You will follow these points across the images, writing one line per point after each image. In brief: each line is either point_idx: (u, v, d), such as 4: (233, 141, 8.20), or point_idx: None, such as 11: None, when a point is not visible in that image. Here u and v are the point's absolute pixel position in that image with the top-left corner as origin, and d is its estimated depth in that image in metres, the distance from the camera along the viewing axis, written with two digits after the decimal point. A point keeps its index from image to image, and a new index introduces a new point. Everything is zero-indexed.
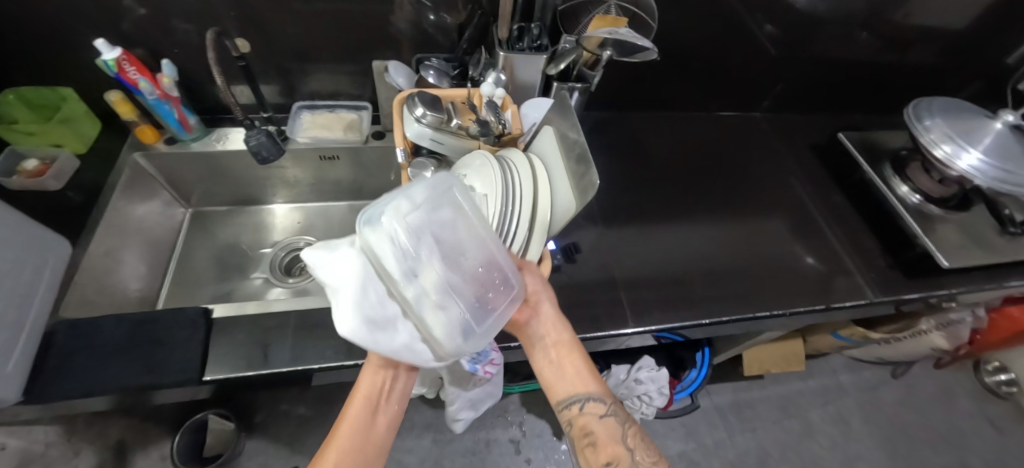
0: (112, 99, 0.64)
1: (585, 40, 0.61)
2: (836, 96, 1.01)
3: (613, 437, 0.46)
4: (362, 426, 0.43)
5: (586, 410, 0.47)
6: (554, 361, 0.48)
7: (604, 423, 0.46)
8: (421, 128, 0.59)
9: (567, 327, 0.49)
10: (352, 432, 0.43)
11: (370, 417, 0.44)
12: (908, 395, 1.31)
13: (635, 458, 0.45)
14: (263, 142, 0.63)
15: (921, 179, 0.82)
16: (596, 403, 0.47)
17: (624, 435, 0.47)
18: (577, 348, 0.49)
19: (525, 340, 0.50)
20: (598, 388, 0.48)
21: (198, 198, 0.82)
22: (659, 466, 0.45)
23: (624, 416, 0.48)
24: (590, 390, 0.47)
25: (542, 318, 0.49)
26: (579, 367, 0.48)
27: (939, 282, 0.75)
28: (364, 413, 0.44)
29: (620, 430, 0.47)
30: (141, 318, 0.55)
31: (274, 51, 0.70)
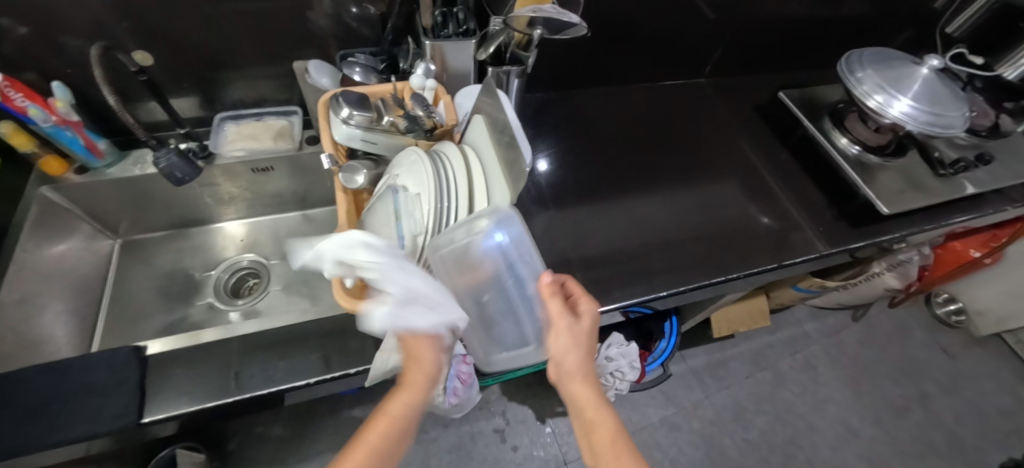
0: (3, 131, 0.59)
1: (512, 21, 0.58)
2: (776, 54, 1.02)
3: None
4: (387, 454, 0.39)
5: None
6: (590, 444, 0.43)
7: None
8: (350, 130, 0.55)
9: (598, 406, 0.43)
10: (372, 458, 0.38)
11: (395, 447, 0.40)
12: (868, 335, 1.39)
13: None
14: (174, 162, 0.59)
15: (858, 130, 0.84)
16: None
17: None
18: (613, 430, 0.42)
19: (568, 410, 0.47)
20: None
21: (127, 227, 0.77)
22: None
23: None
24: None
25: (576, 393, 0.44)
26: (607, 448, 0.41)
27: (881, 228, 0.78)
28: (391, 439, 0.40)
29: None
30: (67, 366, 0.51)
31: (182, 61, 0.64)
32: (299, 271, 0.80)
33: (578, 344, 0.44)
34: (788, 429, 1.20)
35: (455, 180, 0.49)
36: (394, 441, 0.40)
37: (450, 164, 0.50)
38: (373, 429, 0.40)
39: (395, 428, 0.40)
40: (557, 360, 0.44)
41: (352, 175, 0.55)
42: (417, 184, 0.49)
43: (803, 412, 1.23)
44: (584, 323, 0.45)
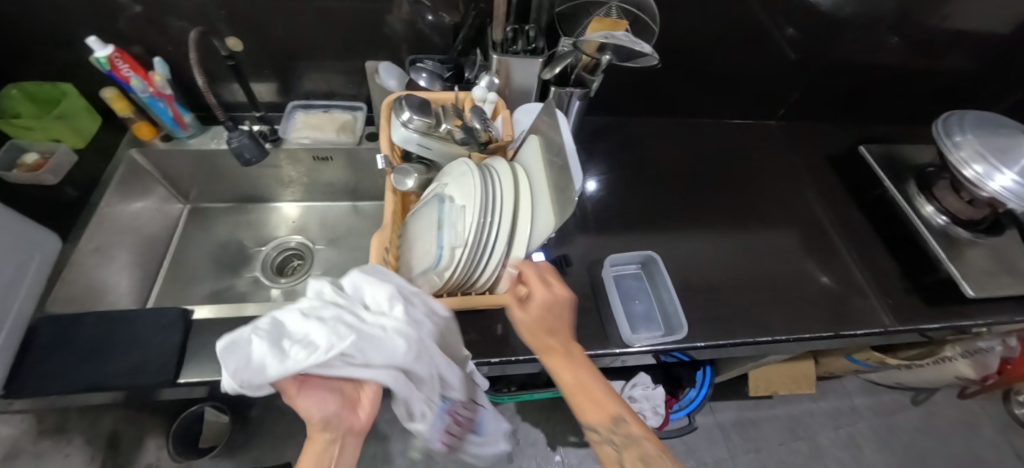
0: (107, 96, 0.65)
1: (582, 43, 0.58)
2: (860, 103, 0.94)
3: (613, 462, 0.42)
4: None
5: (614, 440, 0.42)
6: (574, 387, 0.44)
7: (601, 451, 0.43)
8: (407, 133, 0.57)
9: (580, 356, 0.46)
10: None
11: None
12: (928, 423, 1.24)
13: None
14: (245, 143, 0.64)
15: (947, 199, 0.76)
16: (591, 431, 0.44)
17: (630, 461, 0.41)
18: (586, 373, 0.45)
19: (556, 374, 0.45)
20: (592, 416, 0.43)
21: (197, 195, 0.83)
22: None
23: (626, 439, 0.42)
24: (584, 418, 0.44)
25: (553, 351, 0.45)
26: (579, 393, 0.44)
27: (963, 311, 0.69)
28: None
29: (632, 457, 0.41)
30: (122, 317, 0.55)
31: (267, 49, 0.69)
32: (339, 258, 0.83)
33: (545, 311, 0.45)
34: None
35: (499, 198, 0.48)
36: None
37: (498, 179, 0.50)
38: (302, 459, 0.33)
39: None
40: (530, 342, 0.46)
41: (402, 178, 0.57)
42: (463, 196, 0.49)
43: None
44: (540, 302, 0.45)
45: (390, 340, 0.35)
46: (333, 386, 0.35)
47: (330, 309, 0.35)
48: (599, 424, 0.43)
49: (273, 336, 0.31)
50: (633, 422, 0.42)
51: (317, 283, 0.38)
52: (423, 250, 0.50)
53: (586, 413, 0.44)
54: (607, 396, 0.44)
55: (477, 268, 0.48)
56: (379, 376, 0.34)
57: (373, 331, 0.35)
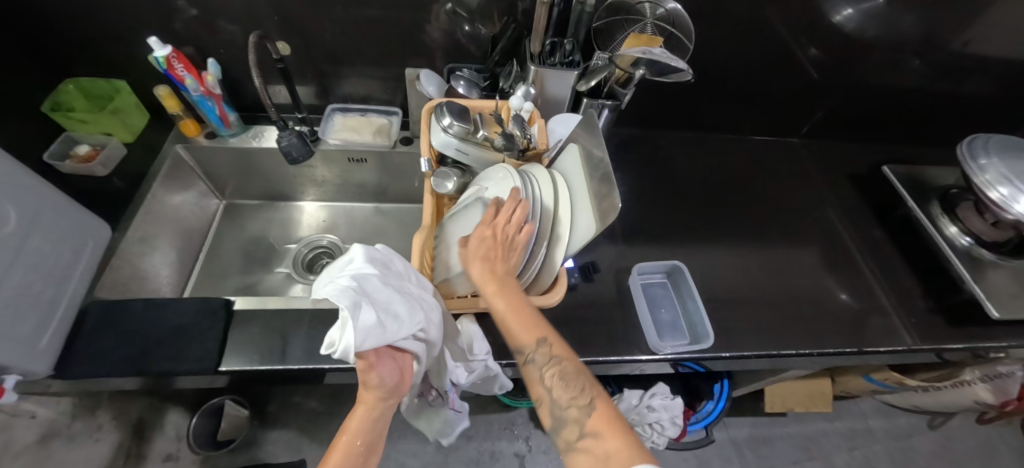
0: (160, 93, 0.68)
1: (618, 57, 0.60)
2: (881, 124, 0.96)
3: (535, 381, 0.42)
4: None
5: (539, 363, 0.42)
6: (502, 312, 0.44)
7: (527, 373, 0.42)
8: (447, 138, 0.59)
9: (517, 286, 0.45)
10: (347, 459, 0.37)
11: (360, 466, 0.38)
12: (945, 448, 1.22)
13: (554, 399, 0.39)
14: (294, 143, 0.67)
15: (971, 220, 0.77)
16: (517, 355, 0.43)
17: (547, 380, 0.41)
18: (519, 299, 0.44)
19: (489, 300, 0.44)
20: (519, 339, 0.43)
21: (232, 191, 0.85)
22: (582, 395, 0.39)
23: (550, 358, 0.42)
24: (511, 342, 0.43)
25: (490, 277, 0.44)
26: (510, 318, 0.43)
27: (986, 333, 0.69)
28: (366, 440, 0.39)
29: (546, 376, 0.41)
30: (167, 304, 0.57)
31: (311, 53, 0.72)
32: None
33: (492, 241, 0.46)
34: None
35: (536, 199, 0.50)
36: (355, 459, 0.38)
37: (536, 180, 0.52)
38: (352, 422, 0.39)
39: (355, 444, 0.38)
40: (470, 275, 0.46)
41: (442, 181, 0.59)
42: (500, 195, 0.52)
43: None
44: (483, 234, 0.46)
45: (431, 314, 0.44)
46: (394, 353, 0.42)
47: (395, 283, 0.42)
48: (526, 345, 0.42)
49: (376, 307, 0.37)
50: (555, 343, 0.42)
51: (372, 253, 0.41)
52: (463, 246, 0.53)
53: (514, 336, 0.43)
54: (537, 321, 0.44)
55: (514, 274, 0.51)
56: (423, 347, 0.43)
57: (425, 307, 0.44)
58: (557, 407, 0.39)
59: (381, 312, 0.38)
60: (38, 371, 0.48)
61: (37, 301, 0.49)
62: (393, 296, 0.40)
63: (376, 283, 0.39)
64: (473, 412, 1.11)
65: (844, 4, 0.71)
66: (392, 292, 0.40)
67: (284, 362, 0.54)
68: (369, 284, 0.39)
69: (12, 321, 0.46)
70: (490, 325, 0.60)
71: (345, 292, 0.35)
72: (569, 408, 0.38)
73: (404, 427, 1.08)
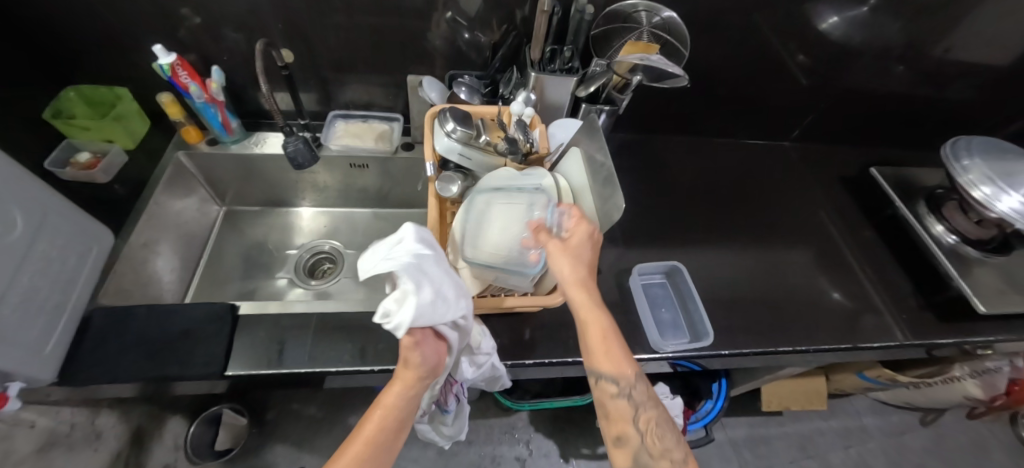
0: (163, 101, 0.68)
1: (616, 64, 0.63)
2: (868, 128, 0.99)
3: (624, 418, 0.43)
4: (384, 445, 0.40)
5: (628, 400, 0.44)
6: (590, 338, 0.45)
7: (616, 404, 0.44)
8: (450, 143, 0.60)
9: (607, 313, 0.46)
10: (382, 432, 0.40)
11: (392, 438, 0.41)
12: (937, 445, 1.25)
13: (645, 444, 0.42)
14: (299, 149, 0.67)
15: (957, 219, 0.79)
16: (610, 382, 0.44)
17: (637, 418, 0.43)
18: (613, 331, 0.45)
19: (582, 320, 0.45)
20: (620, 370, 0.44)
21: (232, 196, 0.86)
22: (670, 446, 0.42)
23: (643, 400, 0.44)
24: (610, 368, 0.44)
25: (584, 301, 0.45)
26: (603, 348, 0.44)
27: (973, 328, 0.72)
28: (399, 418, 0.41)
29: (634, 415, 0.43)
30: (171, 309, 0.57)
31: (313, 61, 0.73)
32: None
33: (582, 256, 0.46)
34: None
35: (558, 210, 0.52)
36: (387, 433, 0.40)
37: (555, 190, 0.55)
38: (386, 398, 0.41)
39: (391, 417, 0.41)
40: (555, 271, 0.46)
41: (446, 185, 0.60)
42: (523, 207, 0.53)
43: None
44: (582, 245, 0.46)
45: (471, 302, 0.46)
46: (433, 335, 0.44)
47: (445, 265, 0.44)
48: (625, 377, 0.44)
49: (434, 287, 0.40)
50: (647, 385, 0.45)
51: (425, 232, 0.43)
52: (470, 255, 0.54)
53: (610, 363, 0.44)
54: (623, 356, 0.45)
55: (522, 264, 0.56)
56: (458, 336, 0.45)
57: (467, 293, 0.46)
58: (643, 451, 0.42)
59: (436, 291, 0.40)
60: (42, 377, 0.48)
61: (42, 307, 0.49)
62: (444, 278, 0.42)
63: (430, 261, 0.42)
64: (474, 417, 1.11)
65: (829, 12, 0.74)
66: (443, 273, 0.42)
67: (286, 365, 0.54)
68: (426, 262, 0.41)
69: (17, 327, 0.46)
70: (494, 326, 0.61)
71: (408, 268, 0.38)
72: (658, 458, 0.41)
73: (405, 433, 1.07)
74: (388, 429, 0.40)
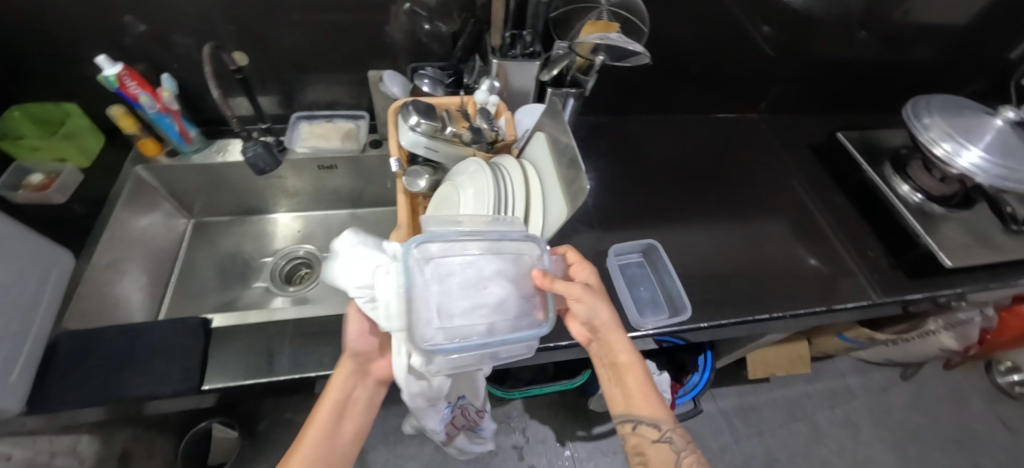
0: (114, 114, 0.65)
1: (577, 46, 0.62)
2: (834, 94, 1.00)
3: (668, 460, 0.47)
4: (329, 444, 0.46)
5: (646, 433, 0.48)
6: (620, 385, 0.49)
7: (657, 447, 0.47)
8: (415, 137, 0.59)
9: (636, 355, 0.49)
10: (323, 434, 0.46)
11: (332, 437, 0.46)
12: (919, 397, 1.29)
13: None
14: (260, 153, 0.66)
15: (921, 177, 0.81)
16: (650, 425, 0.48)
17: (678, 462, 0.47)
18: (642, 372, 0.49)
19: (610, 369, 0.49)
20: (656, 414, 0.48)
21: (201, 208, 0.83)
22: None
23: (682, 443, 0.48)
24: (646, 412, 0.48)
25: (615, 350, 0.48)
26: (637, 394, 0.48)
27: (943, 282, 0.74)
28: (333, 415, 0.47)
29: (675, 457, 0.47)
30: (142, 329, 0.56)
31: (271, 63, 0.71)
32: None
33: (604, 304, 0.49)
34: None
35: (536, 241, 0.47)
36: (329, 432, 0.46)
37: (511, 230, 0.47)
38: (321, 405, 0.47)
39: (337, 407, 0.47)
40: (592, 318, 0.48)
41: (414, 179, 0.59)
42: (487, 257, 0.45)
43: None
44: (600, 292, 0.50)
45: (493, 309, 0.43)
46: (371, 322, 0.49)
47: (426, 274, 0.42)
48: (663, 420, 0.48)
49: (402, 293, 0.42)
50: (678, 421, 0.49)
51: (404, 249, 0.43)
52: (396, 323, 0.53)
53: (646, 408, 0.48)
54: (655, 399, 0.48)
55: None
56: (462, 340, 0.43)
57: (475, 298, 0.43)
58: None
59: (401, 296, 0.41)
60: (9, 408, 0.46)
61: (2, 336, 0.47)
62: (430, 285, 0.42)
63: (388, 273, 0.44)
64: None
65: None
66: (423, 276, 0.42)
67: (271, 374, 0.53)
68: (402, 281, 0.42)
69: None
70: None
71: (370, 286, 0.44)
72: None
73: (401, 431, 1.07)
74: (327, 432, 0.46)
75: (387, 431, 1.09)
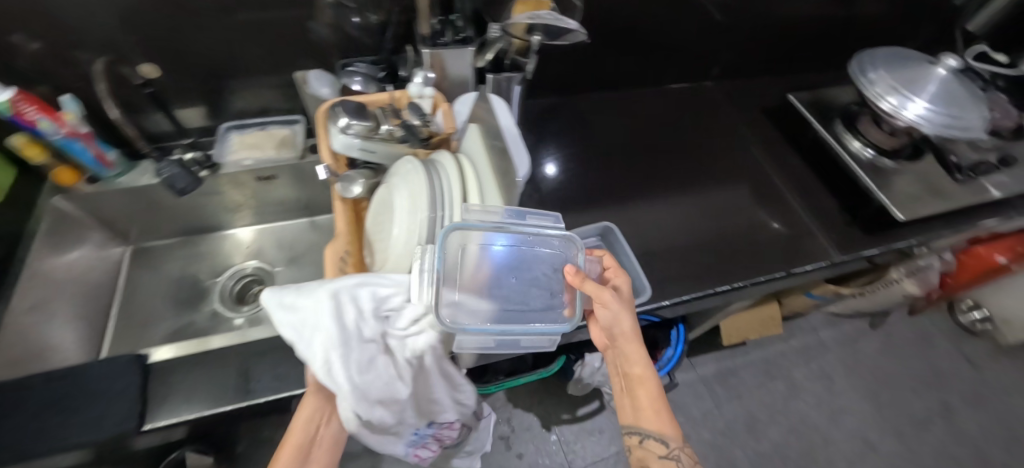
0: (16, 143, 0.60)
1: (510, 27, 0.58)
2: (785, 55, 0.99)
3: None
4: None
5: (647, 447, 0.44)
6: (631, 394, 0.46)
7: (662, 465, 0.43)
8: (348, 139, 0.55)
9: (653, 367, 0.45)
10: None
11: None
12: (888, 344, 1.34)
13: None
14: (177, 173, 0.62)
15: (871, 131, 0.81)
16: (656, 440, 0.44)
17: None
18: (656, 385, 0.45)
19: (625, 376, 0.46)
20: (664, 430, 0.44)
21: (138, 233, 0.79)
22: None
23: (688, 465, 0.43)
24: (654, 425, 0.44)
25: (631, 358, 0.45)
26: (645, 405, 0.45)
27: (897, 235, 0.75)
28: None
29: None
30: (71, 373, 0.52)
31: (189, 72, 0.65)
32: (301, 277, 0.81)
33: (626, 311, 0.45)
34: (802, 440, 1.17)
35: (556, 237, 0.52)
36: None
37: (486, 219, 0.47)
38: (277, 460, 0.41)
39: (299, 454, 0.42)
40: (612, 322, 0.45)
41: (349, 185, 0.56)
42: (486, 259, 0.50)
43: (819, 424, 1.20)
44: (628, 300, 0.47)
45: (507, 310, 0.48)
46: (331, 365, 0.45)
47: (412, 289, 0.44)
48: (670, 440, 0.43)
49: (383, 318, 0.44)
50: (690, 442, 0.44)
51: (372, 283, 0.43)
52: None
53: (654, 422, 0.44)
54: (666, 415, 0.45)
55: None
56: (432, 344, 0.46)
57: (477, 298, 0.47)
58: None
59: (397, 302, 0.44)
60: None
61: None
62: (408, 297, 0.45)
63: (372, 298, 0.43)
64: None
65: None
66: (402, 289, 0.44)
67: (255, 396, 0.53)
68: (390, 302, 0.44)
69: None
70: None
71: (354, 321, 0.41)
72: None
73: None
74: None
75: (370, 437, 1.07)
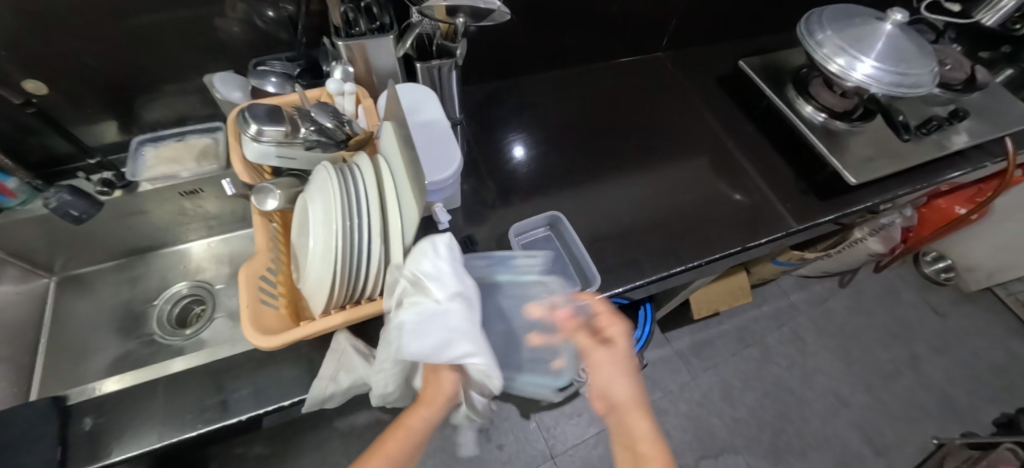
0: None
1: (429, 11, 0.53)
2: (736, 20, 0.96)
3: None
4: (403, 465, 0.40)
5: None
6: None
7: None
8: (262, 147, 0.51)
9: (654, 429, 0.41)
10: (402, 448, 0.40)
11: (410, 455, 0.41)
12: (856, 301, 1.37)
13: None
14: (67, 201, 0.57)
15: (823, 95, 0.79)
16: None
17: None
18: (661, 451, 0.40)
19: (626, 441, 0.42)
20: None
21: (64, 263, 0.73)
22: None
23: None
24: None
25: (629, 417, 0.42)
26: None
27: (852, 199, 0.74)
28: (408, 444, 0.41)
29: None
30: None
31: (86, 83, 0.59)
32: None
33: (620, 367, 0.45)
34: (778, 403, 1.19)
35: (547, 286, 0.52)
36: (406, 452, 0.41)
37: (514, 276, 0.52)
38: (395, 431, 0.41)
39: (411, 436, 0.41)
40: (601, 379, 0.45)
41: (264, 196, 0.51)
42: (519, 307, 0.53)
43: (794, 386, 1.22)
44: (622, 354, 0.46)
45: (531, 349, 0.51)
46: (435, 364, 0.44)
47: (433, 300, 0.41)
48: None
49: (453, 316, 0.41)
50: None
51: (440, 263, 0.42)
52: (336, 351, 0.52)
53: None
54: None
55: (357, 281, 0.45)
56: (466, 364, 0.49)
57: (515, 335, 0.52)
58: None
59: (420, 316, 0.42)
60: None
61: None
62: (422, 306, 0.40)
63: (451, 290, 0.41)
64: None
65: None
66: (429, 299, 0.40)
67: (218, 419, 0.49)
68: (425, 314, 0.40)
69: None
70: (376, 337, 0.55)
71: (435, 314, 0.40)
72: None
73: (362, 441, 1.05)
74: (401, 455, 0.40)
75: (347, 444, 1.06)
